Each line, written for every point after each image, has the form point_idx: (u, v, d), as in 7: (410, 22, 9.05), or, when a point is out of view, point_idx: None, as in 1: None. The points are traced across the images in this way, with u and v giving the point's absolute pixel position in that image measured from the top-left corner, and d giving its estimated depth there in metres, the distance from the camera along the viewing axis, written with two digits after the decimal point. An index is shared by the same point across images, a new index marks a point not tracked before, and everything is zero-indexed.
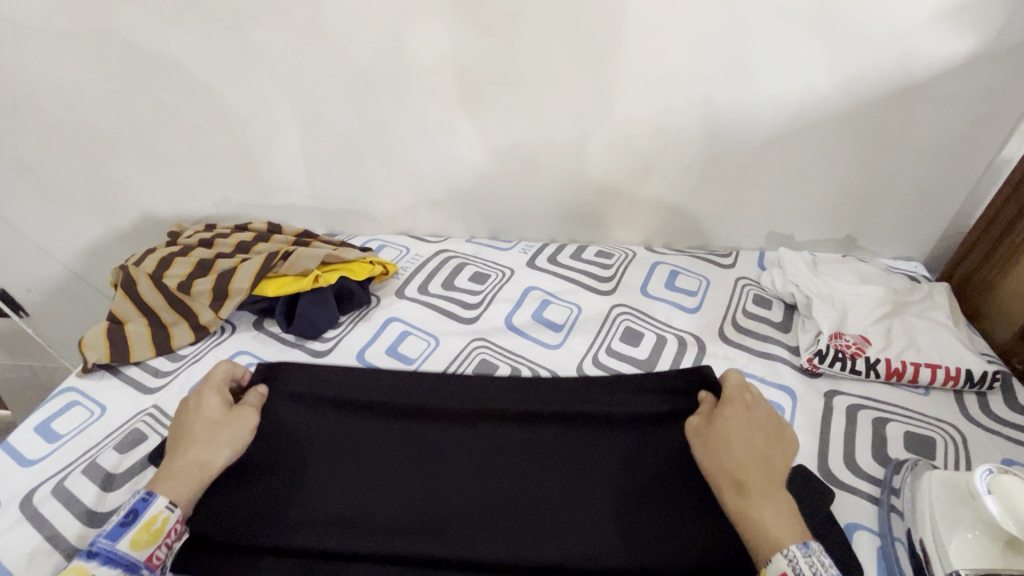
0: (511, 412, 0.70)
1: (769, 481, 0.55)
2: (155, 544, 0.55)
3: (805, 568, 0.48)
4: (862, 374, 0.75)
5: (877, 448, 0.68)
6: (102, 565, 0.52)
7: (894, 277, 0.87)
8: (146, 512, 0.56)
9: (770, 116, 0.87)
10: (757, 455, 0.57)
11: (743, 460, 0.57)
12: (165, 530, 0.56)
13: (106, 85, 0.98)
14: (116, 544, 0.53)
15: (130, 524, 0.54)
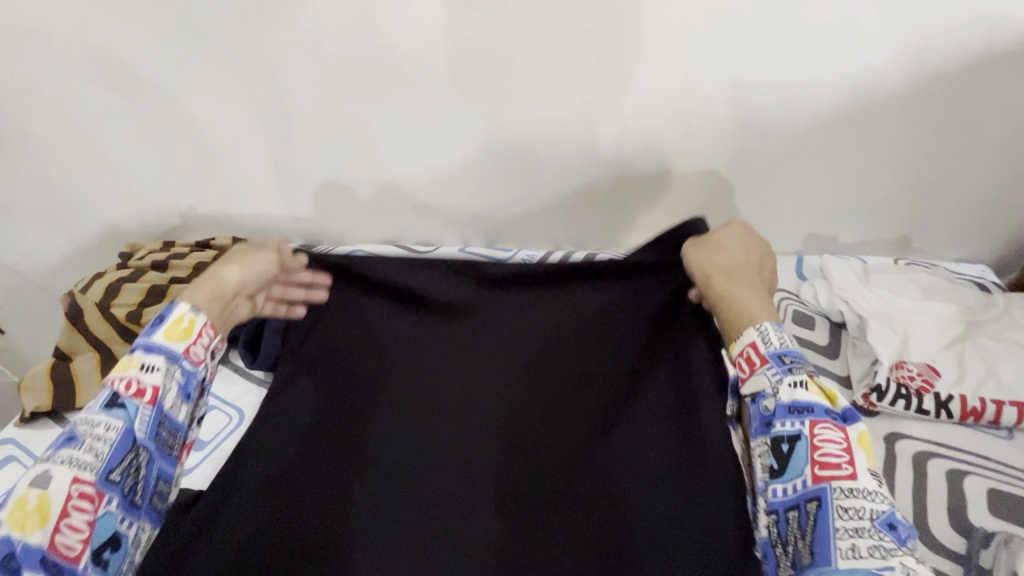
0: (508, 390, 0.68)
1: (750, 280, 0.65)
2: (187, 340, 0.62)
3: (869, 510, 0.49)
4: (930, 415, 0.62)
5: (955, 510, 0.56)
6: (144, 354, 0.59)
7: (963, 288, 0.73)
8: (172, 315, 0.62)
9: (814, 99, 0.73)
10: (746, 262, 0.67)
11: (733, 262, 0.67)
12: (195, 330, 0.62)
13: (43, 87, 0.86)
14: (152, 338, 0.60)
15: (161, 322, 0.61)
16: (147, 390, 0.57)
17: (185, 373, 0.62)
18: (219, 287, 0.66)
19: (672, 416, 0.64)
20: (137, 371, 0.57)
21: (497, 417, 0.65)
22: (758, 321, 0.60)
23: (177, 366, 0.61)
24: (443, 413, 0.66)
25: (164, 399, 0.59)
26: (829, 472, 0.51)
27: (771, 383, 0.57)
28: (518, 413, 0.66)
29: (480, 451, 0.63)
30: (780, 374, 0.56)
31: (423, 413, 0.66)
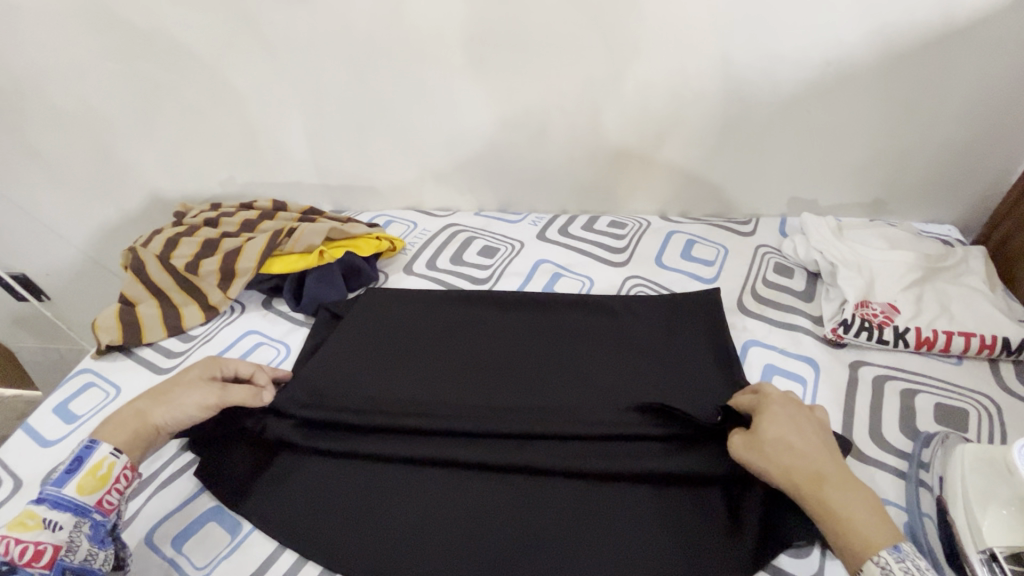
0: (513, 333, 0.77)
1: (824, 465, 0.51)
2: (103, 489, 0.55)
3: (898, 573, 0.43)
4: (889, 344, 0.72)
5: (906, 419, 0.65)
6: (50, 509, 0.52)
7: (926, 242, 0.82)
8: (91, 459, 0.56)
9: (793, 71, 0.81)
10: (789, 454, 0.52)
11: (793, 466, 0.51)
12: (113, 476, 0.56)
13: (103, 64, 0.96)
14: (63, 489, 0.53)
15: (76, 469, 0.55)
16: (48, 547, 0.51)
17: (94, 525, 0.53)
18: (141, 426, 0.60)
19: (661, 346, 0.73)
20: (39, 527, 0.51)
21: (546, 365, 0.72)
22: (874, 544, 0.45)
23: (85, 519, 0.53)
24: (453, 342, 0.76)
25: (67, 557, 0.51)
26: None
27: None
28: (543, 363, 0.72)
29: (538, 390, 0.68)
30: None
31: (434, 341, 0.76)
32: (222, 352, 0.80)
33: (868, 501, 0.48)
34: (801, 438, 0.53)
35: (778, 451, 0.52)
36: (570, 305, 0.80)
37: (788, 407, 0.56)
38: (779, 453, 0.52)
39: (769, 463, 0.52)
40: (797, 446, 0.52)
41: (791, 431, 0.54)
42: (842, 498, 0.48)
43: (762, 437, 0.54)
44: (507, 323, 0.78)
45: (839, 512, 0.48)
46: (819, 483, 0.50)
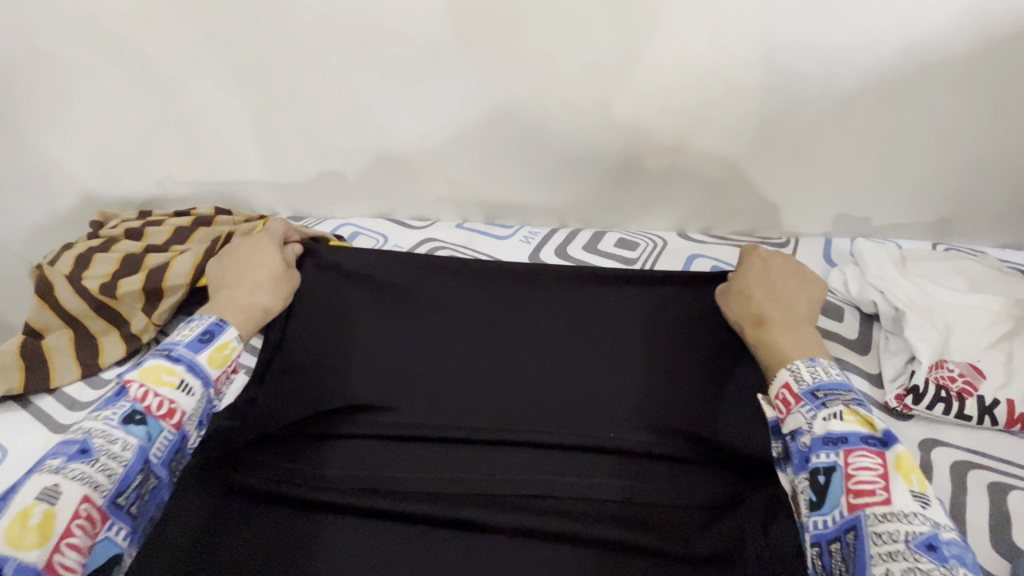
0: (486, 340, 0.64)
1: (790, 323, 0.58)
2: (223, 367, 0.58)
3: (804, 374, 0.52)
4: (971, 420, 0.56)
5: (999, 528, 0.50)
6: (185, 371, 0.55)
7: (1012, 279, 0.66)
8: (219, 337, 0.59)
9: (855, 62, 0.64)
10: (774, 296, 0.61)
11: (757, 303, 0.60)
12: (233, 359, 0.60)
13: (5, 39, 0.79)
14: (195, 356, 0.57)
15: (208, 342, 0.58)
16: (176, 408, 0.53)
17: (207, 398, 0.57)
18: (252, 312, 0.63)
19: (667, 368, 0.60)
20: (173, 387, 0.54)
21: (520, 384, 0.61)
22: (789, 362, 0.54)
23: (207, 391, 0.57)
24: (412, 350, 0.63)
25: (186, 424, 0.55)
26: (861, 498, 0.44)
27: (807, 422, 0.49)
28: (516, 382, 0.61)
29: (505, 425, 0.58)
30: (814, 410, 0.49)
31: (390, 345, 0.64)
32: None
33: (809, 338, 0.57)
34: (790, 283, 0.62)
35: (736, 300, 0.61)
36: (561, 307, 0.66)
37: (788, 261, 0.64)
38: (741, 297, 0.61)
39: (732, 302, 0.62)
40: (777, 294, 0.61)
41: (768, 281, 0.62)
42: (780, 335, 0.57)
43: (739, 280, 0.64)
44: (479, 321, 0.65)
45: (770, 344, 0.57)
46: (760, 322, 0.58)
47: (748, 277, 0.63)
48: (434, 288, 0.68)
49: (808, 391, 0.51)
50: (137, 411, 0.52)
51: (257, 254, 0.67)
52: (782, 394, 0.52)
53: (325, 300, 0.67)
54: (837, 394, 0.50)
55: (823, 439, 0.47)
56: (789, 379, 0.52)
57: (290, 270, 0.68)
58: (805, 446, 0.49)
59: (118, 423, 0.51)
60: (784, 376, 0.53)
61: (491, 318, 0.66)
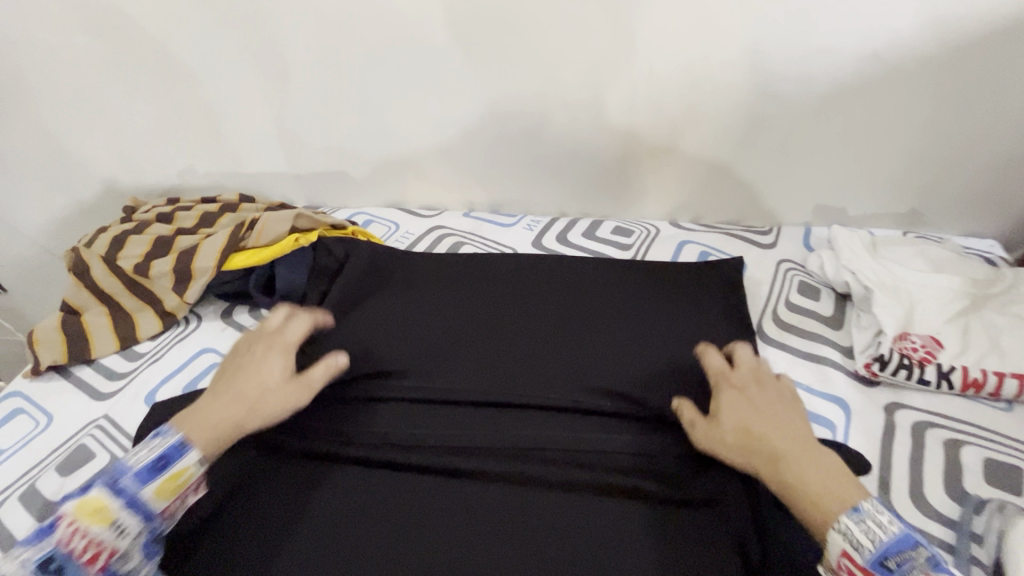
0: (489, 316, 0.71)
1: (811, 454, 0.47)
2: (173, 498, 0.49)
3: (861, 538, 0.41)
4: (931, 385, 0.63)
5: (952, 477, 0.56)
6: (123, 509, 0.47)
7: (971, 263, 0.72)
8: (176, 463, 0.49)
9: (831, 64, 0.70)
10: (764, 424, 0.50)
11: (762, 438, 0.49)
12: (189, 484, 0.50)
13: (39, 36, 0.84)
14: (141, 490, 0.47)
15: (159, 472, 0.48)
16: (110, 551, 0.46)
17: (148, 534, 0.49)
18: (244, 415, 0.53)
19: (657, 337, 0.67)
20: (104, 530, 0.46)
21: (521, 353, 0.66)
22: (831, 516, 0.43)
23: (148, 527, 0.48)
24: (422, 325, 0.69)
25: (121, 564, 0.47)
26: None
27: None
28: (516, 350, 0.67)
29: (508, 389, 0.63)
30: None
31: (400, 321, 0.70)
32: (171, 375, 0.70)
33: (840, 476, 0.45)
34: (779, 398, 0.53)
35: (732, 437, 0.51)
36: (557, 289, 0.74)
37: (780, 390, 0.54)
38: (736, 436, 0.51)
39: (734, 451, 0.50)
40: (765, 413, 0.51)
41: (755, 413, 0.52)
42: (804, 473, 0.46)
43: (718, 423, 0.53)
44: (482, 302, 0.72)
45: (795, 486, 0.46)
46: (774, 461, 0.47)
47: (721, 404, 0.54)
48: (444, 275, 0.76)
49: (875, 558, 0.40)
50: (70, 553, 0.44)
51: (259, 362, 0.58)
52: (844, 566, 0.42)
53: (341, 287, 0.73)
54: (881, 531, 0.41)
55: None
56: (846, 546, 0.41)
57: (299, 375, 0.58)
58: None
59: (35, 569, 0.44)
60: (840, 543, 0.42)
61: (493, 299, 0.73)
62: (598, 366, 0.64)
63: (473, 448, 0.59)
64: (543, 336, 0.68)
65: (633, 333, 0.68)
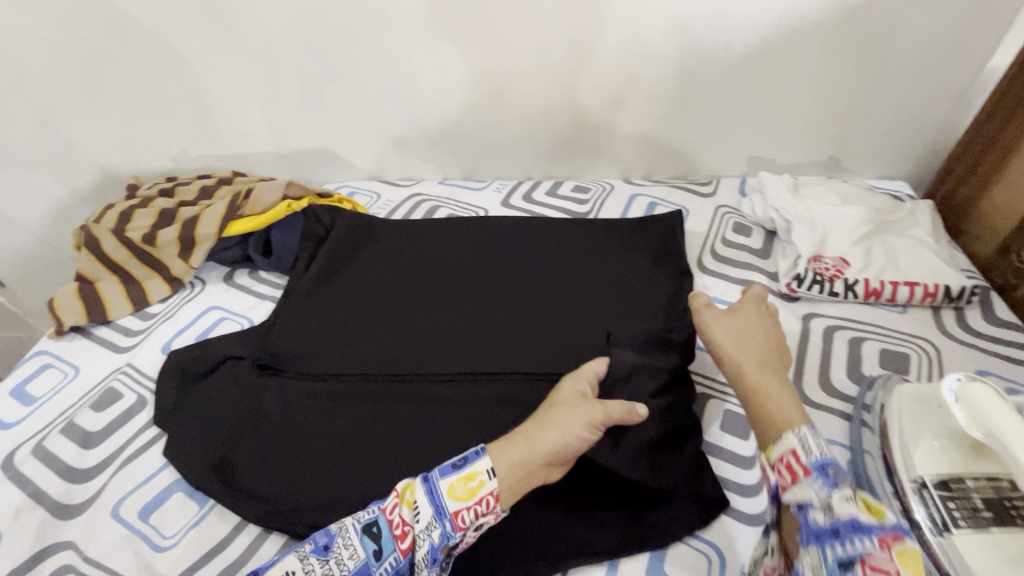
0: (461, 271, 0.79)
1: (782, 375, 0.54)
2: None
3: (812, 446, 0.45)
4: (840, 296, 0.74)
5: (852, 366, 0.68)
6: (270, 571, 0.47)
7: (877, 198, 0.85)
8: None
9: (749, 30, 0.82)
10: (765, 345, 0.57)
11: (738, 349, 0.56)
12: None
13: (36, 31, 0.91)
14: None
15: None
16: (490, 518, 0.51)
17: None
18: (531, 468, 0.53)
19: (610, 275, 0.77)
20: (486, 482, 0.51)
21: (490, 299, 0.75)
22: (794, 426, 0.47)
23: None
24: (400, 282, 0.78)
25: None
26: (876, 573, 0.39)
27: (821, 504, 0.42)
28: (485, 298, 0.75)
29: (480, 328, 0.72)
30: (827, 488, 0.42)
31: (381, 277, 0.79)
32: (183, 328, 0.78)
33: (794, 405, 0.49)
34: (776, 343, 0.58)
35: (714, 333, 0.59)
36: (521, 243, 0.83)
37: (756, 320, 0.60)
38: (737, 338, 0.57)
39: (721, 346, 0.57)
40: (729, 351, 0.56)
41: (739, 334, 0.58)
42: (777, 399, 0.50)
43: (710, 328, 0.59)
44: (454, 259, 0.81)
45: (767, 411, 0.49)
46: (740, 374, 0.54)
47: (709, 316, 0.61)
48: (420, 229, 0.85)
49: (818, 464, 0.44)
50: (452, 465, 0.52)
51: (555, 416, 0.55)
52: (785, 460, 0.45)
53: (326, 250, 0.81)
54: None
55: (838, 521, 0.41)
56: (795, 444, 0.45)
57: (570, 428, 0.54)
58: (817, 522, 0.41)
59: (359, 528, 0.49)
60: (789, 443, 0.46)
61: (465, 254, 0.82)
62: (558, 305, 0.74)
63: (450, 376, 0.67)
64: (509, 281, 0.78)
65: (589, 275, 0.77)
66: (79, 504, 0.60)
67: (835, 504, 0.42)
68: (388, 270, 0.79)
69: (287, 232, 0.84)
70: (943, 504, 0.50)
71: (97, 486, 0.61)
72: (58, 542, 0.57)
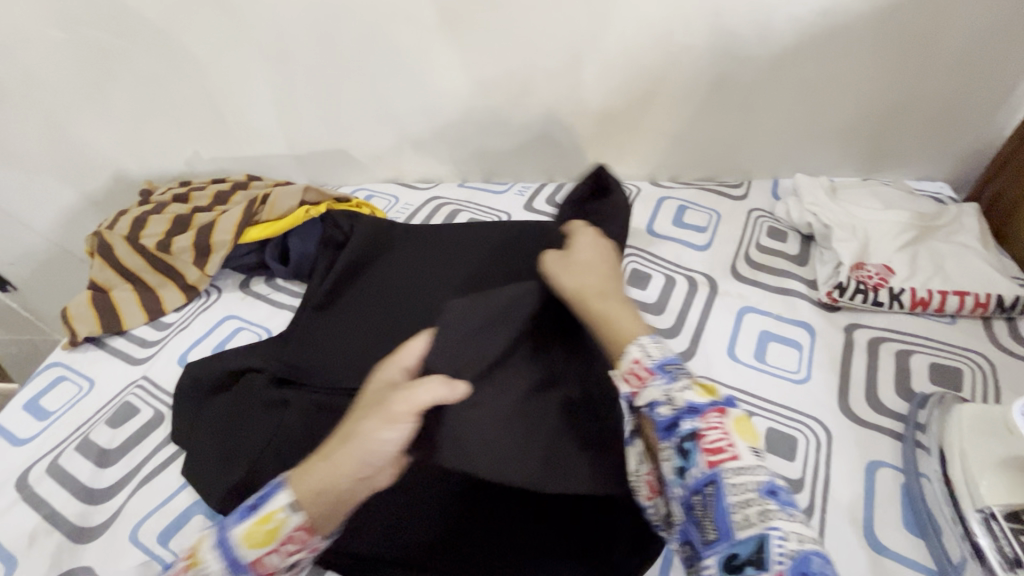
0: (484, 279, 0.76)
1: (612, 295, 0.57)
2: None
3: (653, 350, 0.50)
4: (884, 306, 0.71)
5: (901, 381, 0.65)
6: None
7: (920, 201, 0.81)
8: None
9: (787, 25, 0.78)
10: (600, 277, 0.58)
11: (577, 279, 0.57)
12: None
13: (45, 31, 0.88)
14: None
15: None
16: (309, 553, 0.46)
17: None
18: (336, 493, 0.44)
19: None
20: (287, 520, 0.44)
21: None
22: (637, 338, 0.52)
23: None
24: (421, 291, 0.75)
25: None
26: (717, 456, 0.44)
27: (663, 396, 0.47)
28: None
29: None
30: (669, 383, 0.47)
31: (400, 286, 0.76)
32: (200, 339, 0.76)
33: (634, 317, 0.54)
34: (604, 271, 0.60)
35: (568, 273, 0.57)
36: (546, 249, 0.79)
37: (596, 251, 0.63)
38: (574, 275, 0.57)
39: (564, 283, 0.56)
40: (604, 288, 0.57)
41: (594, 262, 0.60)
42: (617, 312, 0.54)
43: (576, 261, 0.60)
44: (476, 266, 0.78)
45: (609, 321, 0.53)
46: (604, 296, 0.56)
47: (563, 258, 0.59)
48: (442, 234, 0.83)
49: (659, 365, 0.49)
50: (250, 507, 0.46)
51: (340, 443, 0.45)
52: (634, 369, 0.49)
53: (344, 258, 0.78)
54: (731, 493, 0.42)
55: (684, 410, 0.46)
56: (640, 354, 0.50)
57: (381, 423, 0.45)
58: (666, 415, 0.47)
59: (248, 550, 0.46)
60: (635, 353, 0.50)
61: (489, 261, 0.78)
62: None
63: None
64: (536, 289, 0.75)
65: None
66: (96, 527, 0.58)
67: (678, 394, 0.47)
68: (409, 279, 0.77)
69: (305, 239, 0.82)
70: (1016, 537, 0.46)
71: (114, 508, 0.59)
72: (75, 568, 0.55)
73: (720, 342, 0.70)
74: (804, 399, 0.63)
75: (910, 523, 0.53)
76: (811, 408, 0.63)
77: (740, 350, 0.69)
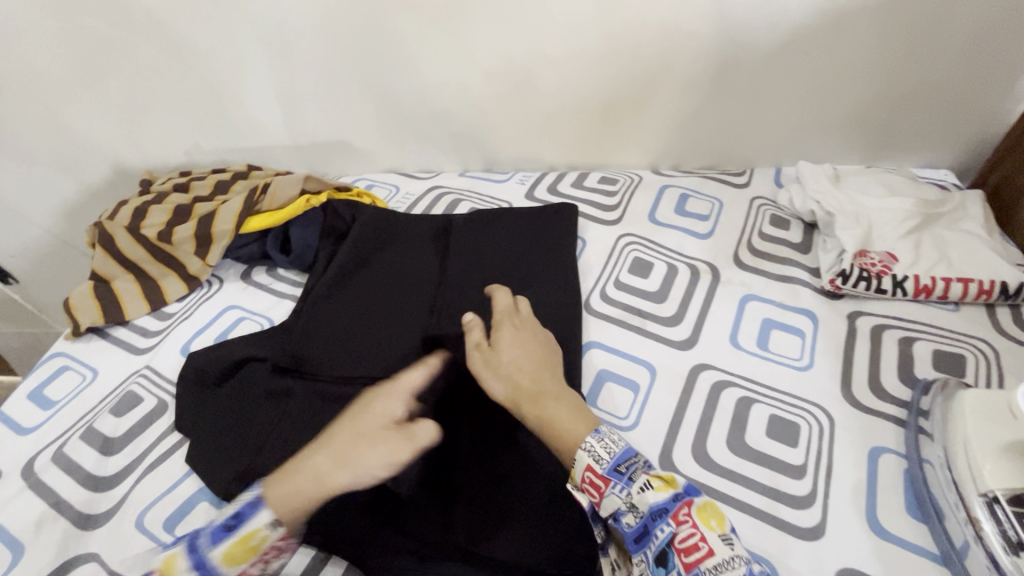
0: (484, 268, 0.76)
1: (564, 391, 0.56)
2: None
3: (601, 452, 0.50)
4: (887, 293, 0.71)
5: (904, 367, 0.65)
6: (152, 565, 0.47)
7: (924, 188, 0.80)
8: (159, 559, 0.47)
9: (791, 11, 0.77)
10: (535, 365, 0.59)
11: (516, 368, 0.58)
12: None
13: (43, 21, 0.87)
14: None
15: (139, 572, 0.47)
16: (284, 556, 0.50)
17: None
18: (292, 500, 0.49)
19: None
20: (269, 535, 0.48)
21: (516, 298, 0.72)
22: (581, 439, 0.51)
23: None
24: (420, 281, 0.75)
25: None
26: (692, 555, 0.43)
27: (624, 503, 0.47)
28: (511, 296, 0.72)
29: None
30: (625, 488, 0.48)
31: (400, 276, 0.76)
32: (202, 328, 0.76)
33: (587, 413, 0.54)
34: (545, 355, 0.60)
35: (483, 369, 0.59)
36: (546, 239, 0.79)
37: (521, 332, 0.62)
38: (518, 364, 0.58)
39: (499, 377, 0.58)
40: (520, 380, 0.57)
41: (520, 351, 0.60)
42: (554, 410, 0.54)
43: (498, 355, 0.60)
44: (477, 256, 0.77)
45: (551, 425, 0.53)
46: (536, 399, 0.55)
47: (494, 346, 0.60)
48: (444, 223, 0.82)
49: (612, 468, 0.49)
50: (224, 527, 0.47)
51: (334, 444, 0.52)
52: (588, 478, 0.49)
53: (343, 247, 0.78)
54: None
55: (648, 515, 0.46)
56: (590, 460, 0.49)
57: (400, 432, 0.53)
58: (631, 526, 0.46)
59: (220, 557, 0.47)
60: (584, 459, 0.50)
61: (489, 250, 0.78)
62: None
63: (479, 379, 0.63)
64: (538, 278, 0.75)
65: None
66: (102, 514, 0.58)
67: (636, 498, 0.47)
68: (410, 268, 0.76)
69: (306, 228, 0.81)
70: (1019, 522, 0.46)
71: (120, 495, 0.60)
72: (82, 554, 0.55)
73: (722, 330, 0.70)
74: (806, 386, 0.63)
75: (914, 508, 0.53)
76: (814, 394, 0.63)
77: (742, 337, 0.69)
